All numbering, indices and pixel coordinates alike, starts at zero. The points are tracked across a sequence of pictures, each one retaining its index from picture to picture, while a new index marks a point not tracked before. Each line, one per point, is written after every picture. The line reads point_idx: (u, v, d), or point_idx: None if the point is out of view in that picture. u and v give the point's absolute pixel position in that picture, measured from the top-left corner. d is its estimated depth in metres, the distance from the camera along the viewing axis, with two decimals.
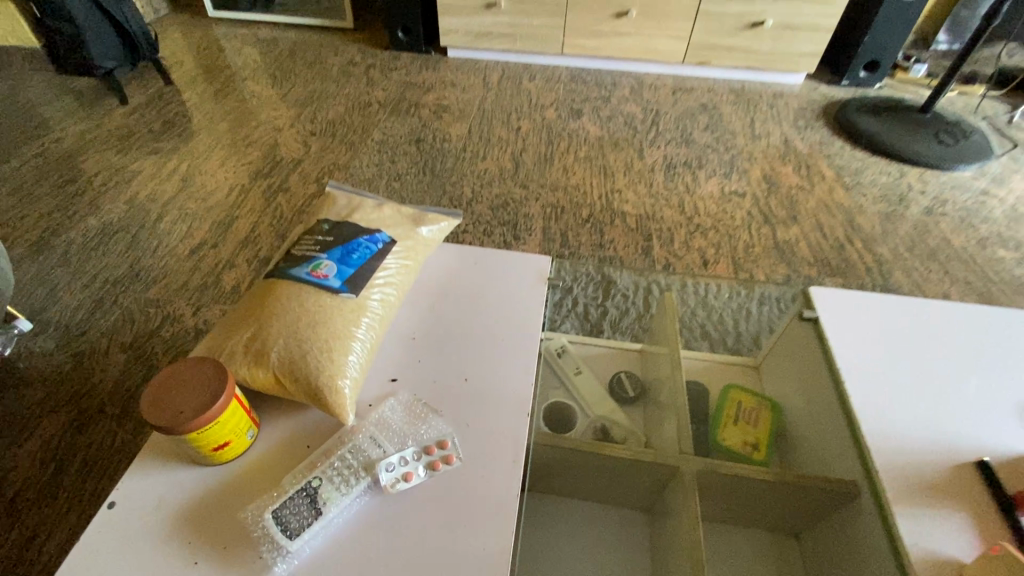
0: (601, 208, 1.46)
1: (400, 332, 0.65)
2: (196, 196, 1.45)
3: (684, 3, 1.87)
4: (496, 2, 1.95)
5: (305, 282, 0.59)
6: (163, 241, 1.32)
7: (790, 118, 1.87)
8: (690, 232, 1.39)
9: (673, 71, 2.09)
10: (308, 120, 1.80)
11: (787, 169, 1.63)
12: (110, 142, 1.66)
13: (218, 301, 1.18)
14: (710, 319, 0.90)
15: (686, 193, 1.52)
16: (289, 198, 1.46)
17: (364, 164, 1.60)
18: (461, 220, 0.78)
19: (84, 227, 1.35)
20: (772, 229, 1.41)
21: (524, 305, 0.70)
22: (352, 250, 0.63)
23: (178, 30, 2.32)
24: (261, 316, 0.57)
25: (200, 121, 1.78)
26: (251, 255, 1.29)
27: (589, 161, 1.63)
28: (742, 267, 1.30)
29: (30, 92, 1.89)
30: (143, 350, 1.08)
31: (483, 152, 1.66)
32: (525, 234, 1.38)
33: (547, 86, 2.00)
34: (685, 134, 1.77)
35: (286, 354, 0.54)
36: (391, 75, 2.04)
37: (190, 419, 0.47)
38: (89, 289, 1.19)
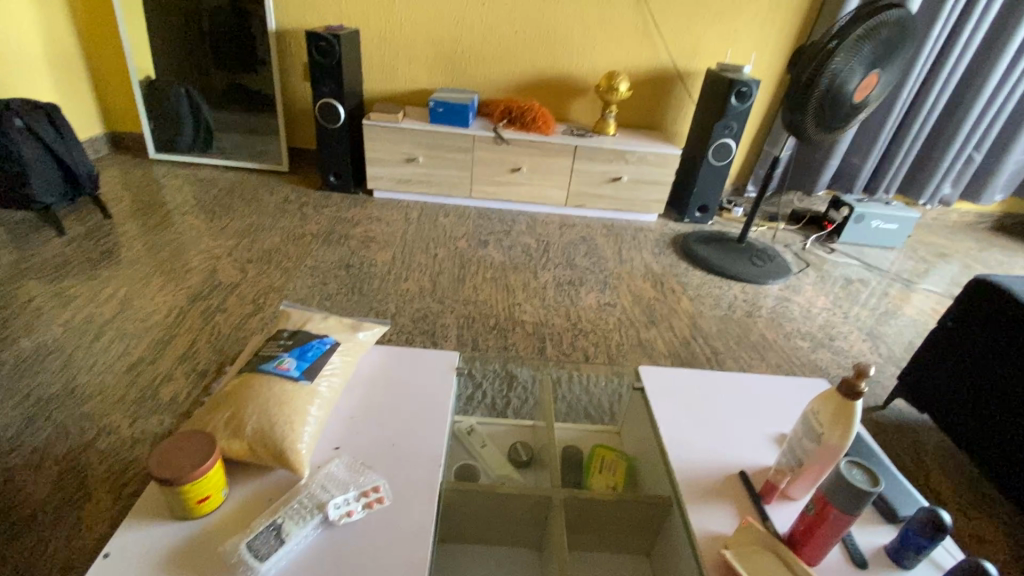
0: (504, 318, 1.77)
1: (341, 412, 0.86)
2: (135, 318, 1.58)
3: (562, 163, 2.45)
4: (415, 157, 2.41)
5: (272, 374, 0.80)
6: (100, 359, 1.41)
7: (649, 246, 2.41)
8: (576, 336, 1.73)
9: (560, 211, 2.61)
10: (246, 249, 2.02)
11: (647, 285, 2.10)
12: (46, 270, 1.76)
13: (156, 411, 1.27)
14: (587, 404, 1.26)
15: (572, 305, 1.90)
16: (227, 316, 1.63)
17: (298, 286, 1.83)
18: (388, 327, 1.04)
19: (16, 349, 1.41)
20: (637, 331, 1.81)
21: (437, 389, 0.94)
22: (307, 349, 0.86)
23: (118, 169, 2.53)
24: (238, 401, 0.77)
25: (139, 250, 1.94)
26: (189, 369, 1.41)
27: (494, 281, 1.98)
28: (616, 360, 1.64)
29: None
30: (78, 460, 1.14)
31: (405, 275, 1.96)
32: (442, 341, 1.64)
33: (459, 221, 2.41)
34: (570, 259, 2.22)
35: (258, 426, 0.74)
36: (323, 211, 2.36)
37: (189, 472, 0.64)
38: (21, 406, 1.25)
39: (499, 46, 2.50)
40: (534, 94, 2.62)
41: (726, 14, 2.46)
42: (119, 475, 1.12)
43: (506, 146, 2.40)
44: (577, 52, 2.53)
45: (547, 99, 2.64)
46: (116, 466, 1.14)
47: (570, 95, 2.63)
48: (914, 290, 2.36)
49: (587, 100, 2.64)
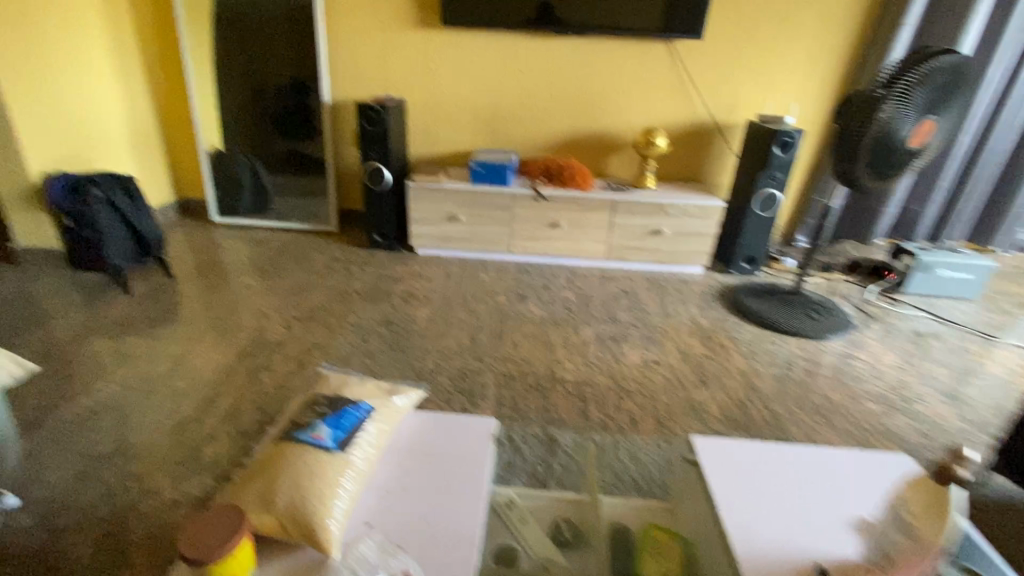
0: (545, 376, 1.72)
1: (374, 484, 0.82)
2: (187, 376, 1.63)
3: (602, 218, 2.44)
4: (456, 215, 2.47)
5: (307, 443, 0.78)
6: (151, 417, 1.44)
7: (695, 300, 2.33)
8: (621, 396, 1.65)
9: (600, 265, 2.58)
10: (293, 306, 2.08)
11: (694, 341, 2.00)
12: (111, 328, 1.86)
13: (198, 473, 1.28)
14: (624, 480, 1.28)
15: (616, 363, 1.83)
16: (272, 374, 1.66)
17: (341, 343, 1.85)
18: (426, 391, 1.01)
19: (76, 406, 1.47)
20: (686, 391, 1.70)
21: (474, 460, 0.89)
22: (342, 417, 0.84)
23: (184, 232, 2.72)
24: (272, 472, 0.75)
25: (196, 309, 2.03)
26: (232, 428, 1.43)
27: (534, 337, 1.94)
28: (665, 424, 1.54)
29: (40, 285, 2.13)
30: (121, 524, 1.14)
31: (445, 331, 1.95)
32: (481, 400, 1.60)
33: (499, 276, 2.42)
34: (612, 313, 2.16)
35: (290, 502, 0.71)
36: (367, 268, 2.43)
37: (216, 551, 0.62)
38: (73, 465, 1.28)
39: (538, 108, 2.59)
40: (572, 151, 2.67)
41: (764, 68, 2.47)
42: (158, 540, 1.11)
43: (545, 202, 2.42)
44: (615, 110, 2.58)
45: (585, 156, 2.67)
46: (155, 531, 1.13)
47: (608, 151, 2.66)
48: (996, 345, 2.15)
49: (625, 155, 2.66)
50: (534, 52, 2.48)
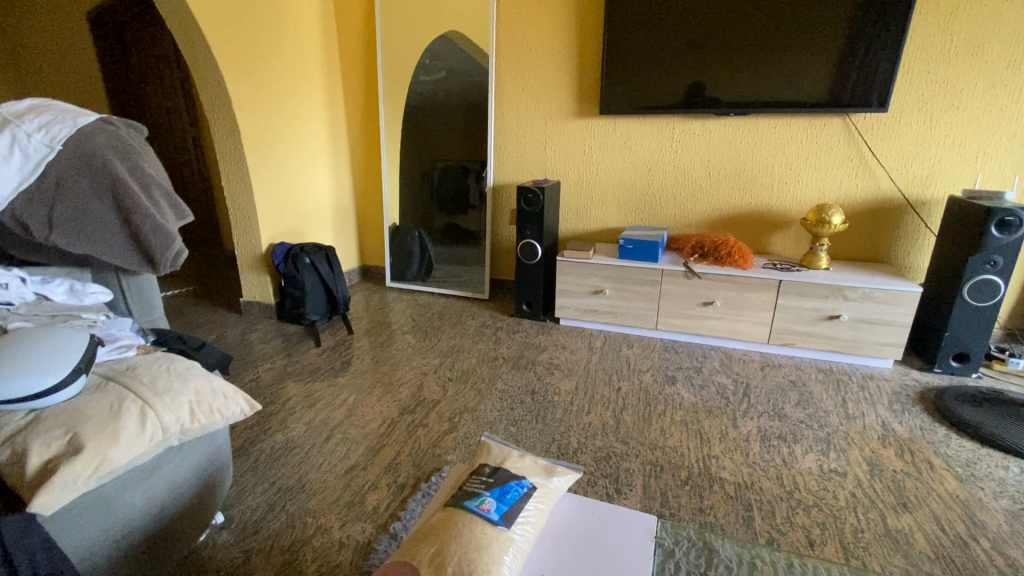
0: (698, 471, 1.57)
1: (532, 567, 0.82)
2: (357, 424, 1.82)
3: (763, 299, 2.26)
4: (602, 290, 2.49)
5: (475, 512, 0.82)
6: (327, 459, 1.63)
7: (884, 401, 1.98)
8: (792, 507, 1.43)
9: (761, 349, 2.37)
10: (448, 368, 2.25)
11: (886, 452, 1.68)
12: (304, 374, 2.19)
13: (361, 518, 1.39)
14: None
15: (784, 466, 1.61)
16: (427, 431, 1.78)
17: (488, 408, 1.93)
18: (581, 475, 1.00)
19: (274, 441, 1.72)
20: (880, 515, 1.42)
21: (634, 558, 0.84)
22: (506, 491, 0.87)
23: (363, 294, 3.16)
24: (443, 536, 0.79)
25: (368, 362, 2.31)
26: (391, 480, 1.54)
27: (685, 425, 1.81)
28: (852, 553, 1.29)
29: (257, 332, 2.61)
30: (297, 555, 1.28)
31: (588, 407, 1.92)
32: (627, 488, 1.51)
33: (644, 354, 2.34)
34: (776, 408, 1.93)
35: (458, 570, 0.73)
36: (515, 336, 2.54)
37: None
38: (267, 493, 1.48)
39: (691, 186, 2.57)
40: (729, 228, 2.58)
41: (970, 137, 2.16)
42: None
43: (697, 280, 2.33)
44: (778, 187, 2.45)
45: (744, 233, 2.56)
46: (323, 569, 1.24)
47: (771, 229, 2.52)
48: None
49: (791, 233, 2.49)
50: (689, 134, 2.50)
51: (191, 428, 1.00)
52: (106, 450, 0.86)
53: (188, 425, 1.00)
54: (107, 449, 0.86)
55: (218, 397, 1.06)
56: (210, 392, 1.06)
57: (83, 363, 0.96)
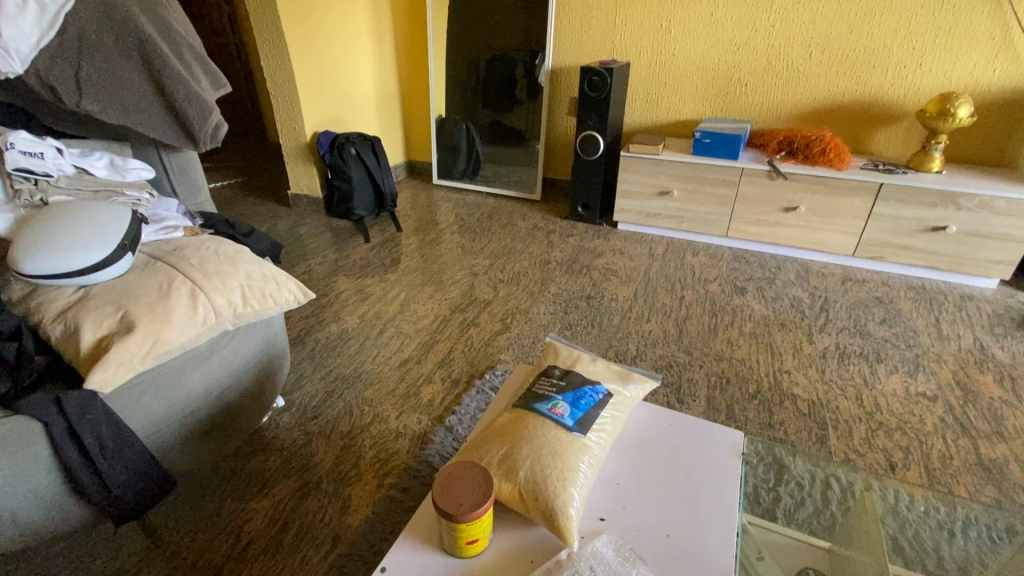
0: (768, 386, 1.47)
1: (607, 476, 0.75)
2: (409, 320, 1.79)
3: (856, 205, 1.99)
4: (669, 190, 2.25)
5: (547, 416, 0.74)
6: (381, 351, 1.62)
7: (984, 323, 1.77)
8: (872, 429, 1.33)
9: (842, 262, 2.15)
10: (499, 269, 2.15)
11: (984, 378, 1.51)
12: (354, 269, 2.15)
13: (417, 410, 1.39)
14: (904, 531, 1.00)
15: (864, 386, 1.48)
16: (479, 330, 1.74)
17: (542, 310, 1.85)
18: (658, 383, 0.91)
19: (329, 331, 1.72)
20: (973, 443, 1.29)
21: (719, 473, 0.77)
22: (580, 396, 0.78)
23: (410, 190, 3.04)
24: (513, 439, 0.72)
25: (417, 260, 2.24)
26: (445, 375, 1.52)
27: (754, 338, 1.68)
28: (938, 479, 1.19)
29: (306, 225, 2.57)
30: (356, 441, 1.29)
31: (648, 315, 1.81)
32: (689, 398, 1.43)
33: (710, 262, 2.16)
34: (858, 325, 1.76)
35: (531, 474, 0.67)
36: (569, 240, 2.39)
37: (467, 510, 0.60)
38: (324, 381, 1.49)
39: (786, 70, 2.19)
40: (824, 122, 2.23)
41: None
42: (382, 464, 1.23)
43: (782, 181, 2.06)
44: (894, 71, 2.05)
45: (841, 128, 2.21)
46: (381, 455, 1.25)
47: (875, 123, 2.16)
48: None
49: (901, 129, 2.13)
50: (792, 3, 2.08)
51: (244, 313, 0.96)
52: (158, 331, 0.82)
53: (240, 310, 0.95)
54: (160, 329, 0.82)
55: (269, 283, 1.00)
56: (261, 277, 0.99)
57: (128, 241, 0.90)
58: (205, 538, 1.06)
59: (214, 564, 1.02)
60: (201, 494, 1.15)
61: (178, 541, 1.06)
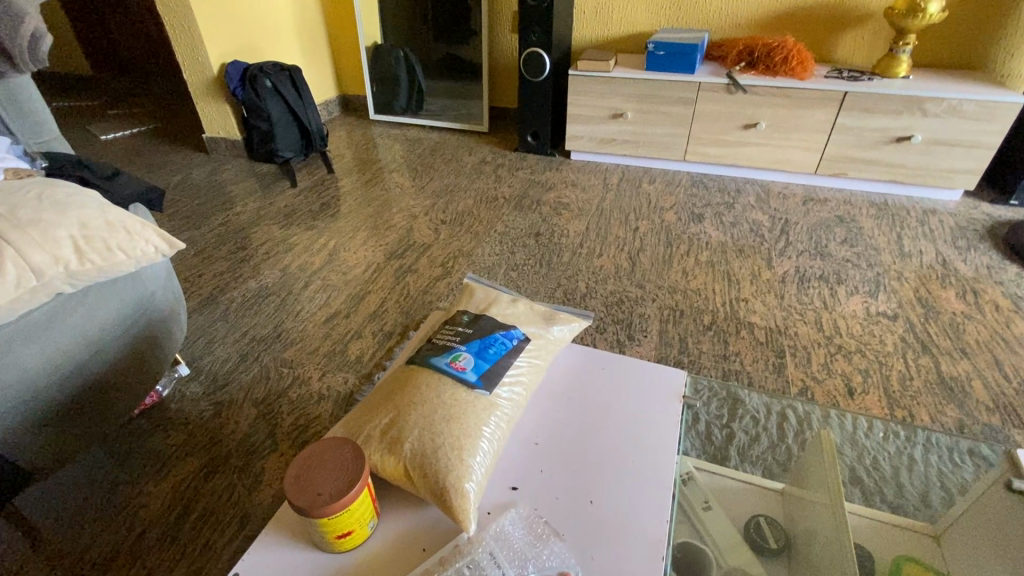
0: (724, 316, 1.37)
1: (523, 435, 0.63)
2: (338, 270, 1.62)
3: (819, 118, 1.85)
4: (622, 112, 2.06)
5: (444, 372, 0.60)
6: (305, 306, 1.46)
7: (947, 237, 1.70)
8: (831, 354, 1.25)
9: (805, 182, 2.03)
10: (441, 210, 1.96)
11: (945, 293, 1.45)
12: (278, 218, 1.93)
13: (342, 368, 1.25)
14: (863, 462, 0.94)
15: (824, 309, 1.40)
16: (417, 277, 1.58)
17: (486, 252, 1.69)
18: (590, 322, 0.78)
19: (247, 288, 1.54)
20: (934, 361, 1.24)
21: (655, 422, 0.66)
22: (489, 344, 0.65)
23: (345, 129, 2.75)
24: (400, 403, 0.58)
25: (351, 204, 2.03)
26: (377, 328, 1.38)
27: (711, 266, 1.57)
28: (898, 402, 1.13)
29: (226, 172, 2.30)
30: (272, 407, 1.15)
31: (599, 250, 1.67)
32: (640, 335, 1.32)
33: (668, 190, 2.01)
34: (819, 246, 1.66)
35: (419, 446, 0.54)
36: (518, 174, 2.20)
37: (326, 502, 0.47)
38: (238, 343, 1.33)
39: None
40: (787, 28, 2.04)
41: None
42: (301, 432, 1.09)
43: (742, 95, 1.89)
44: None
45: (805, 34, 2.03)
46: (301, 422, 1.12)
47: (841, 26, 1.98)
48: None
49: (867, 31, 1.96)
50: None
51: (82, 271, 0.77)
52: None
53: (75, 268, 0.76)
54: None
55: (115, 232, 0.81)
56: (102, 226, 0.80)
57: None
58: (93, 531, 0.93)
59: (102, 559, 0.89)
60: (90, 481, 1.00)
61: (60, 537, 0.92)
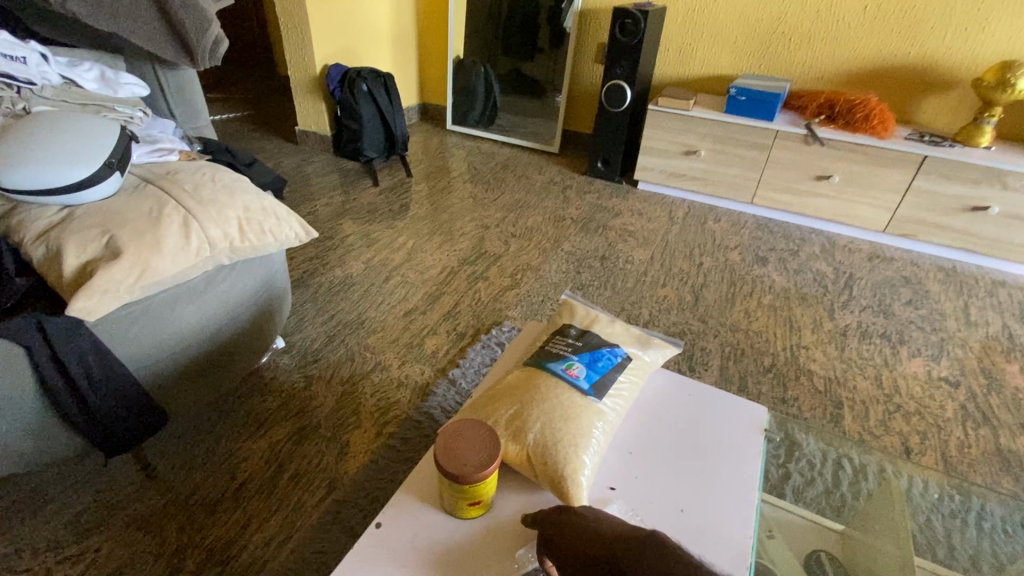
0: (784, 360, 1.41)
1: (619, 443, 0.71)
2: (415, 269, 1.73)
3: (895, 178, 1.87)
4: (696, 150, 2.13)
5: (561, 377, 0.69)
6: (385, 298, 1.57)
7: (1016, 311, 1.69)
8: (890, 412, 1.28)
9: (871, 238, 2.05)
10: (511, 223, 2.06)
11: (1011, 367, 1.45)
12: (361, 213, 2.07)
13: (420, 360, 1.35)
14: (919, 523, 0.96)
15: (885, 367, 1.42)
16: (488, 285, 1.67)
17: (554, 268, 1.78)
18: (679, 349, 0.85)
19: (333, 275, 1.67)
20: (994, 434, 1.24)
21: (739, 450, 0.72)
22: (598, 358, 0.73)
23: (422, 135, 2.90)
24: (523, 398, 0.67)
25: (426, 208, 2.15)
26: (450, 327, 1.48)
27: (773, 310, 1.61)
28: (955, 467, 1.15)
29: (313, 164, 2.47)
30: (356, 387, 1.26)
31: (663, 280, 1.73)
32: (701, 368, 1.38)
33: (732, 230, 2.06)
34: (883, 304, 1.68)
35: (541, 437, 0.63)
36: (585, 197, 2.28)
37: (471, 472, 0.56)
38: (326, 325, 1.45)
39: (837, 24, 2.01)
40: (870, 86, 2.07)
41: None
42: (382, 413, 1.20)
43: (818, 147, 1.93)
44: (956, 33, 1.88)
45: (888, 93, 2.06)
46: (381, 404, 1.22)
47: (925, 90, 2.00)
48: None
49: (952, 98, 1.98)
50: None
51: (241, 247, 0.89)
52: (148, 260, 0.76)
53: (237, 244, 0.88)
54: (149, 258, 0.76)
55: (269, 217, 0.93)
56: (259, 210, 0.92)
57: (115, 159, 0.83)
58: (200, 474, 1.04)
59: (208, 501, 1.00)
60: (198, 430, 1.13)
61: (172, 476, 1.03)
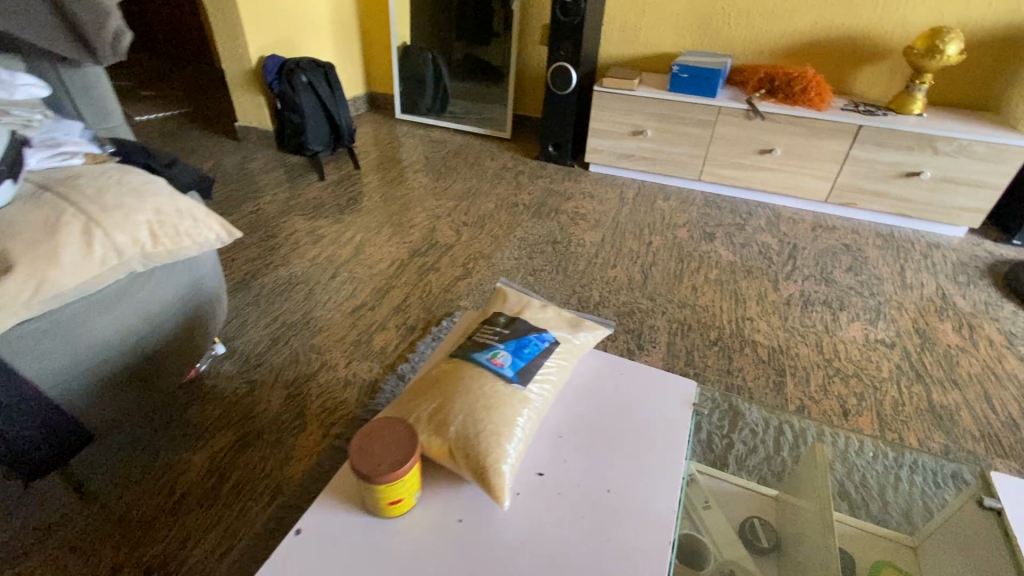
0: (730, 333, 1.45)
1: (548, 428, 0.71)
2: (363, 264, 1.69)
3: (833, 148, 1.92)
4: (643, 130, 2.13)
5: (485, 367, 0.68)
6: (332, 296, 1.53)
7: (948, 272, 1.77)
8: (829, 376, 1.32)
9: (814, 209, 2.10)
10: (463, 212, 2.04)
11: (942, 325, 1.52)
12: (307, 209, 2.01)
13: (369, 357, 1.33)
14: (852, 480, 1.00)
15: (825, 333, 1.47)
16: (439, 276, 1.65)
17: (506, 256, 1.77)
18: (611, 330, 0.85)
19: (277, 275, 1.61)
20: (926, 390, 1.30)
21: (667, 425, 0.73)
22: (524, 345, 0.73)
23: (371, 126, 2.83)
24: (446, 391, 0.66)
25: (375, 201, 2.11)
26: (400, 322, 1.45)
27: (720, 285, 1.64)
28: (889, 425, 1.21)
29: (256, 161, 2.38)
30: (301, 389, 1.23)
31: (614, 261, 1.74)
32: (649, 345, 1.39)
33: (681, 208, 2.09)
34: (825, 273, 1.73)
35: (464, 429, 0.62)
36: (538, 182, 2.27)
37: (386, 471, 0.55)
38: (270, 327, 1.40)
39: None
40: (808, 58, 2.11)
41: None
42: (329, 414, 1.17)
43: (760, 121, 1.96)
44: (885, 3, 1.93)
45: (825, 65, 2.10)
46: (328, 404, 1.20)
47: (860, 61, 2.05)
48: None
49: (884, 67, 2.03)
50: None
51: (155, 254, 0.85)
52: (45, 272, 0.72)
53: (150, 250, 0.84)
54: (46, 270, 0.72)
55: (185, 220, 0.89)
56: (174, 213, 0.88)
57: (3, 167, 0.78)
58: (136, 491, 1.00)
59: (144, 518, 0.96)
60: (132, 446, 1.08)
61: (106, 494, 0.99)
